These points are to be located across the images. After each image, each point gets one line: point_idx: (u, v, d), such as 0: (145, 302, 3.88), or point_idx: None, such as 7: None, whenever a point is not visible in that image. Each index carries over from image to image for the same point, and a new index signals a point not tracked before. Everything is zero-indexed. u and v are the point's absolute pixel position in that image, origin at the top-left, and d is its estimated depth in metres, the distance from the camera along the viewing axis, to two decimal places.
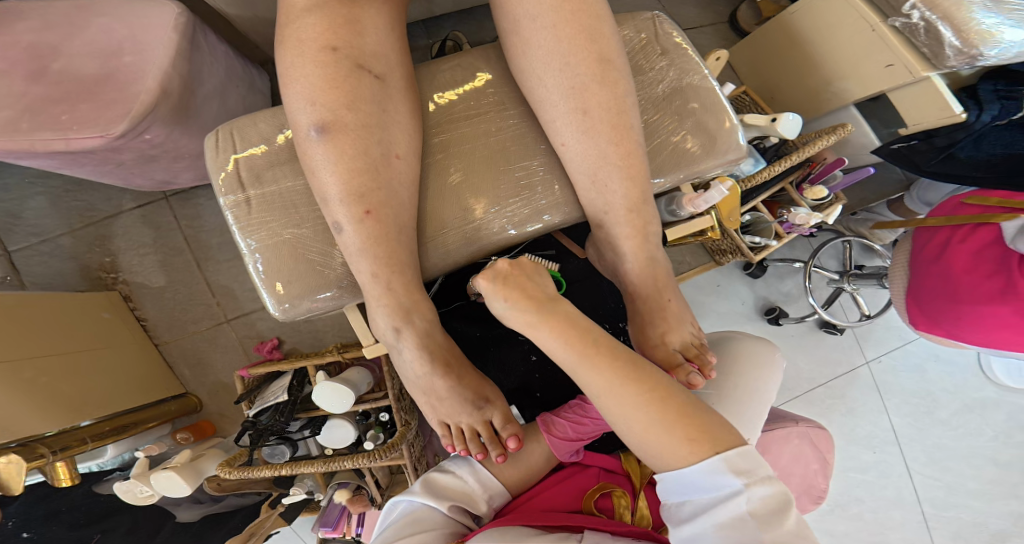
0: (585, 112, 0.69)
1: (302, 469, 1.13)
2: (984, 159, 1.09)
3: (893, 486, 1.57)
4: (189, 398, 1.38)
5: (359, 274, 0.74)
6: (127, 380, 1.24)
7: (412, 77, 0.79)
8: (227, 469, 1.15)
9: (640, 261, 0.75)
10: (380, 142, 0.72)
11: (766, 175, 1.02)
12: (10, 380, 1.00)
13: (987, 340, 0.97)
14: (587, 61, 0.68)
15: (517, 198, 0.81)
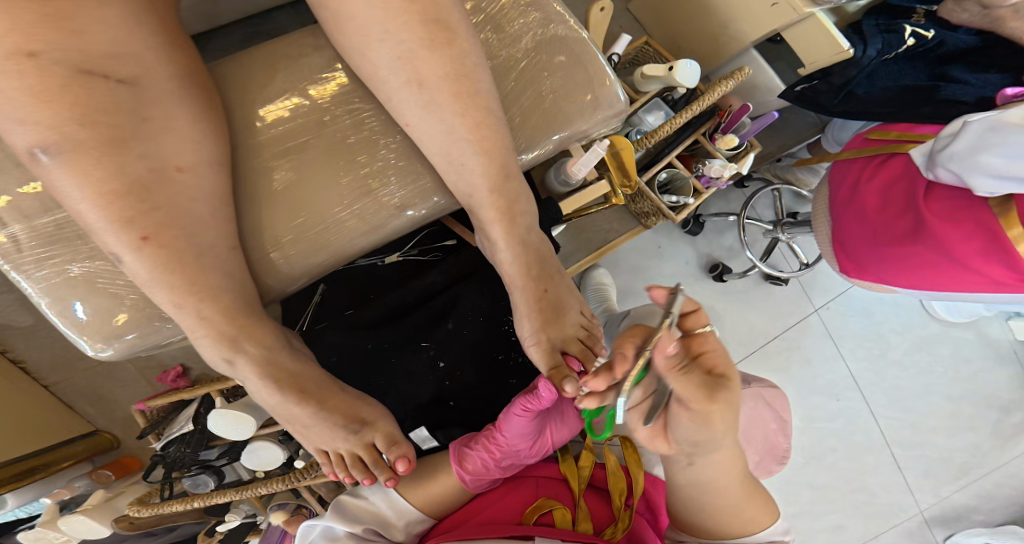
0: (420, 83, 0.61)
1: (212, 501, 1.04)
2: (880, 94, 1.06)
3: (862, 432, 1.54)
4: (100, 436, 1.31)
5: (160, 305, 0.67)
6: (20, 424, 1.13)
7: (195, 79, 0.68)
8: (138, 507, 1.08)
9: (516, 246, 0.71)
10: (143, 155, 0.62)
11: (669, 129, 0.92)
12: None
13: (911, 281, 0.93)
14: (411, 24, 0.59)
15: (367, 195, 0.74)
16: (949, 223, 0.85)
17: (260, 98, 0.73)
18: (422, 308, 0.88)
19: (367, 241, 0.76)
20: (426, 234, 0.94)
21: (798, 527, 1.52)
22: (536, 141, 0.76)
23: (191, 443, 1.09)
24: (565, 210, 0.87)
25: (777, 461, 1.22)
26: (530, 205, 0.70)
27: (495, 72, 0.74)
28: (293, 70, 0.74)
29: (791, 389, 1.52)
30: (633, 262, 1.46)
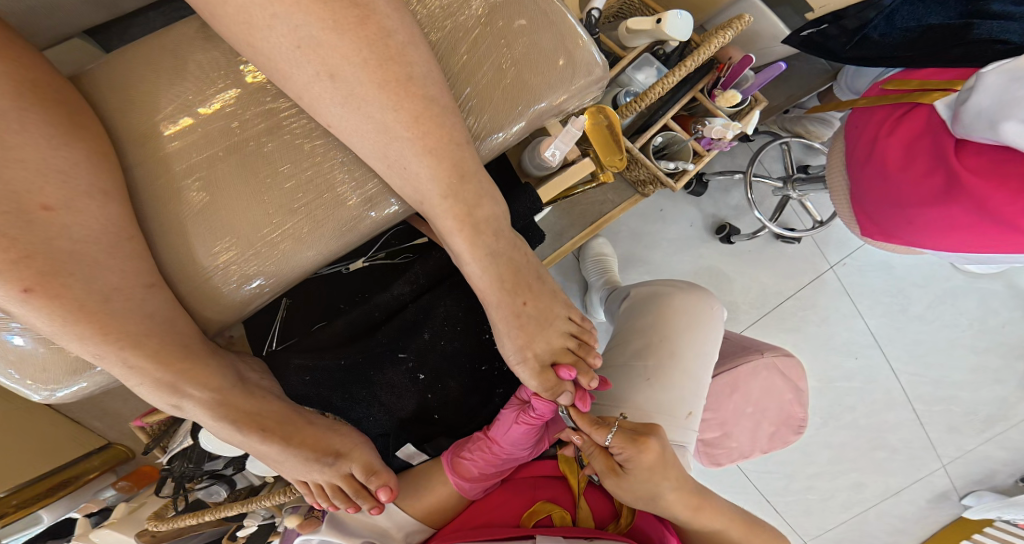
0: (335, 75, 0.49)
1: (223, 515, 0.89)
2: (899, 38, 0.90)
3: (882, 389, 1.46)
4: (114, 448, 1.24)
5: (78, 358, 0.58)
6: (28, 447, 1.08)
7: (69, 101, 0.57)
8: (153, 523, 0.95)
9: (484, 254, 0.60)
10: (12, 193, 0.51)
11: (661, 90, 0.78)
12: None
13: (945, 245, 0.81)
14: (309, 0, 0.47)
15: (304, 206, 0.63)
16: (988, 180, 0.72)
17: (162, 116, 0.61)
18: (392, 323, 0.77)
19: (321, 253, 0.64)
20: (392, 234, 0.82)
21: (815, 487, 1.50)
22: (495, 127, 0.63)
23: (193, 459, 0.97)
24: (545, 198, 0.75)
25: (793, 431, 1.14)
26: (495, 205, 0.58)
27: (440, 52, 0.62)
28: (199, 64, 0.62)
29: (805, 350, 1.44)
30: (634, 227, 1.34)
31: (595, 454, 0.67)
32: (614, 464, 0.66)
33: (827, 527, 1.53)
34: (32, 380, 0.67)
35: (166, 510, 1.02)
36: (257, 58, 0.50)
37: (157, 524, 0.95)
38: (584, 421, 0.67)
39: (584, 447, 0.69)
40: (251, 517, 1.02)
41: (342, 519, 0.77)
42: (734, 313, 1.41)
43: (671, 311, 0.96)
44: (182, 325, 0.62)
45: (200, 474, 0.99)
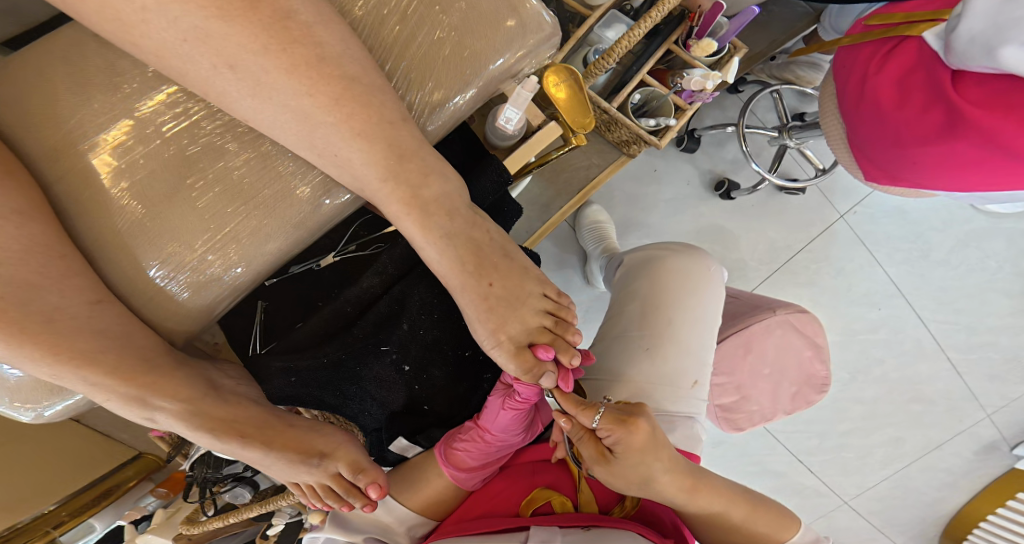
0: (232, 66, 0.48)
1: (245, 517, 0.87)
2: None
3: (911, 338, 1.39)
4: (144, 457, 1.19)
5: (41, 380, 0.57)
6: (60, 465, 1.07)
7: None
8: (185, 527, 0.93)
9: (438, 235, 0.57)
10: None
11: (628, 45, 0.73)
12: None
13: (957, 184, 0.74)
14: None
15: (244, 207, 0.60)
16: (994, 110, 0.66)
17: (81, 129, 0.58)
18: (365, 316, 0.72)
19: (286, 244, 0.62)
20: (360, 224, 0.79)
21: (850, 444, 1.44)
22: (438, 102, 0.59)
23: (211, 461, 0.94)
24: (512, 170, 0.70)
25: (817, 390, 1.11)
26: (439, 183, 0.56)
27: (365, 31, 0.57)
28: (107, 74, 0.59)
29: (824, 304, 1.37)
30: (629, 191, 1.28)
31: (584, 439, 0.63)
32: (603, 448, 0.62)
33: (869, 485, 1.47)
34: (14, 399, 0.67)
35: (199, 514, 0.98)
36: (165, 52, 0.48)
37: (190, 527, 0.92)
38: (568, 403, 0.63)
39: (571, 431, 0.64)
40: (278, 516, 0.98)
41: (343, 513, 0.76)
42: (743, 271, 1.35)
43: (665, 276, 0.91)
44: (139, 339, 0.60)
45: (222, 478, 0.99)
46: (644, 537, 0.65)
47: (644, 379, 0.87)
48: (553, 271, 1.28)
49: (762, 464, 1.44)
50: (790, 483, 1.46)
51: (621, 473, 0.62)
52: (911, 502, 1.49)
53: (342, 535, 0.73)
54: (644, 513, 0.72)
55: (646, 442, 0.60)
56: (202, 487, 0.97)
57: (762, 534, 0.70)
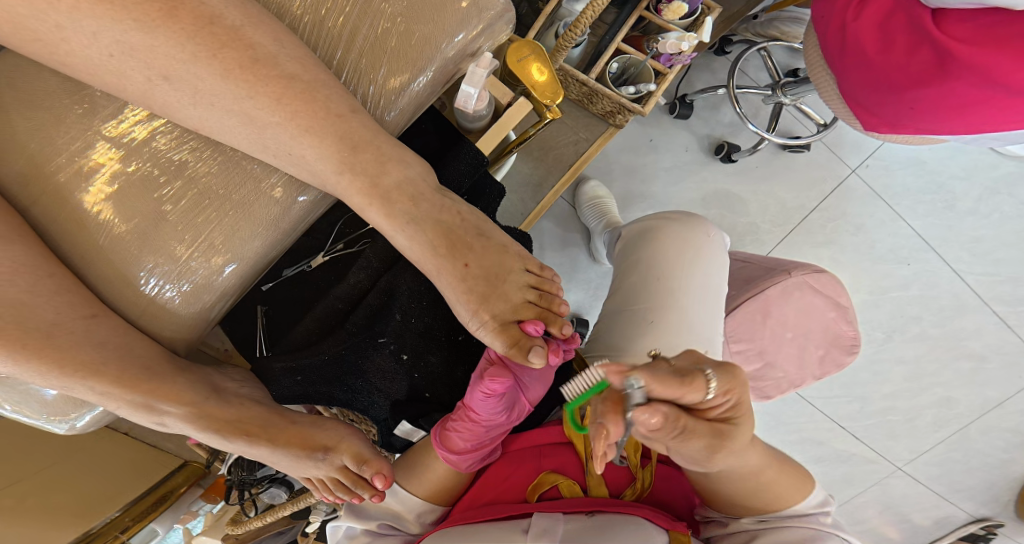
0: (166, 77, 0.51)
1: (280, 515, 0.88)
2: None
3: (947, 292, 1.34)
4: (192, 464, 1.16)
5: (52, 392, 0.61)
6: (115, 473, 1.09)
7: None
8: (231, 528, 0.94)
9: (406, 220, 0.58)
10: None
11: (594, 14, 0.70)
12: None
13: (958, 127, 0.71)
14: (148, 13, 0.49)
15: (219, 216, 0.62)
16: (986, 46, 0.63)
17: (64, 156, 0.61)
18: (357, 310, 0.73)
19: (265, 245, 0.65)
20: (344, 222, 0.80)
21: (896, 407, 1.37)
22: (393, 90, 0.60)
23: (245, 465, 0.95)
24: (487, 150, 0.69)
25: (847, 350, 1.04)
26: (400, 169, 0.57)
27: (310, 30, 0.59)
28: (71, 97, 0.62)
29: (846, 262, 1.32)
30: (626, 163, 1.26)
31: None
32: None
33: (922, 450, 1.39)
34: (49, 412, 0.71)
35: (240, 515, 0.99)
36: (123, 70, 0.51)
37: (235, 527, 0.94)
38: (545, 378, 0.60)
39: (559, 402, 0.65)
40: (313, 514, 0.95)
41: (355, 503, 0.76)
42: (756, 235, 1.30)
43: (664, 246, 0.87)
44: (139, 348, 0.63)
45: (258, 480, 0.97)
46: (650, 521, 0.63)
47: (653, 352, 0.82)
48: (557, 250, 1.26)
49: (801, 433, 1.38)
50: (835, 452, 1.39)
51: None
52: (976, 466, 1.39)
53: (358, 523, 0.72)
54: (657, 493, 0.71)
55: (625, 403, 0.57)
56: (240, 490, 0.95)
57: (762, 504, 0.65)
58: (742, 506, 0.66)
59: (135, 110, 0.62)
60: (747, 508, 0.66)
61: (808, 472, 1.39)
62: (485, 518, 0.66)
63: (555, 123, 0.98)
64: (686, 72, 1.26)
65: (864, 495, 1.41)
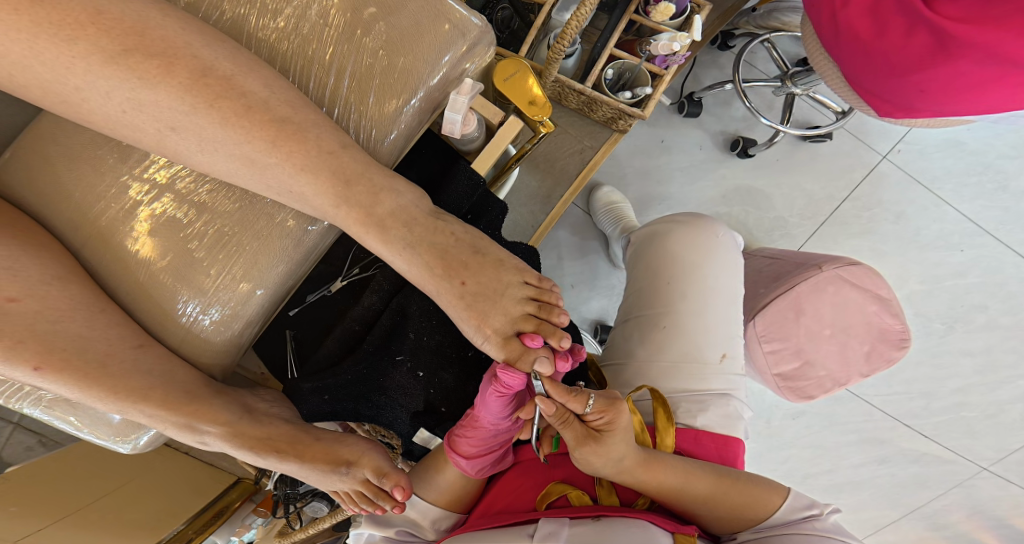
0: (177, 128, 0.57)
1: (321, 527, 0.92)
2: None
3: (1014, 277, 1.26)
4: (244, 482, 1.28)
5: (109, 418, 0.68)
6: (177, 490, 1.19)
7: (49, 220, 0.69)
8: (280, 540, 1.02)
9: (403, 245, 0.63)
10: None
11: (579, 22, 0.73)
12: (82, 522, 0.98)
13: (973, 104, 0.68)
14: (160, 76, 0.56)
15: (239, 249, 0.69)
16: (982, 24, 0.60)
17: (108, 206, 0.69)
18: (373, 331, 0.79)
19: (283, 273, 0.70)
20: (358, 247, 0.85)
21: (970, 402, 1.30)
22: (384, 123, 0.65)
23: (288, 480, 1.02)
24: (482, 170, 0.73)
25: (897, 347, 1.00)
26: (395, 198, 0.62)
27: (301, 75, 0.65)
28: (110, 151, 0.70)
29: (890, 253, 1.26)
30: (639, 166, 1.26)
31: (568, 423, 0.63)
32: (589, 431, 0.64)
33: (1011, 448, 1.31)
34: (115, 434, 0.79)
35: (287, 528, 1.06)
36: (136, 123, 0.58)
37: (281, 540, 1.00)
38: (557, 391, 0.62)
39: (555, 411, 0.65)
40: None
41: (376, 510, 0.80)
42: (785, 229, 1.26)
43: (676, 250, 0.87)
44: (180, 374, 0.70)
45: (302, 494, 1.03)
46: (655, 526, 0.65)
47: (666, 357, 0.83)
48: (576, 259, 1.28)
49: (862, 433, 1.31)
50: (901, 452, 1.32)
51: (605, 454, 0.63)
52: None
53: (377, 531, 0.77)
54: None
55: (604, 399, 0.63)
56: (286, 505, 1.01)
57: (749, 505, 0.69)
58: (738, 519, 0.69)
59: (158, 157, 0.69)
60: (739, 511, 0.69)
61: (872, 474, 1.33)
62: (497, 526, 0.69)
63: (559, 136, 1.01)
64: (691, 70, 1.27)
65: (945, 497, 1.33)
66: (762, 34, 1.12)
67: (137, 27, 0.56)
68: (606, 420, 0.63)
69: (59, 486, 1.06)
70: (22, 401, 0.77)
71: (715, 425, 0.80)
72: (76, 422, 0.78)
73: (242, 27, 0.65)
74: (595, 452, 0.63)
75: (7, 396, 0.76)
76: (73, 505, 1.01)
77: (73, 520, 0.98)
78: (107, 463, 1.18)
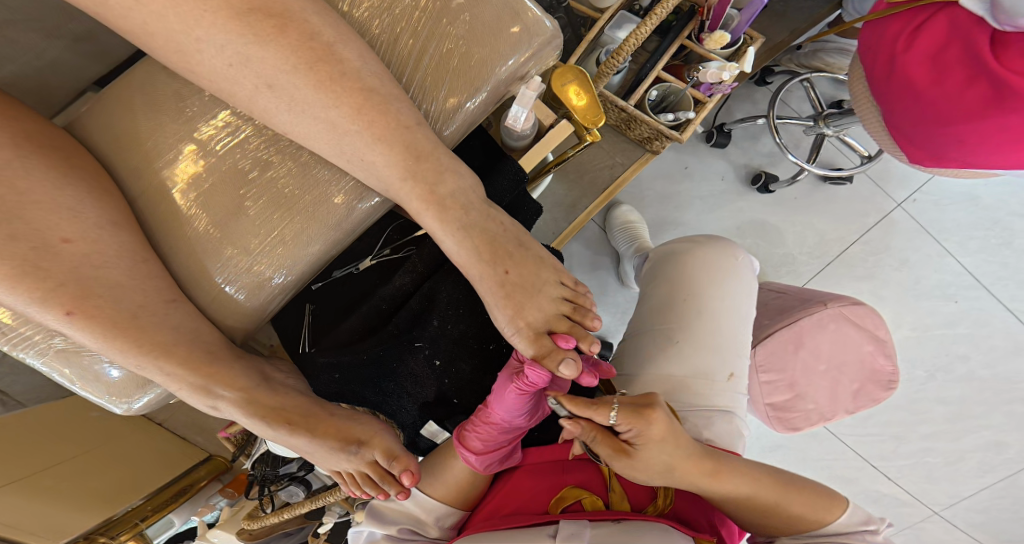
0: (270, 86, 0.58)
1: (297, 512, 0.87)
2: None
3: (1000, 331, 1.32)
4: (216, 459, 1.25)
5: (130, 369, 0.66)
6: (146, 463, 1.16)
7: (97, 161, 0.68)
8: (247, 523, 0.94)
9: (459, 229, 0.64)
10: (40, 230, 0.60)
11: (636, 41, 0.76)
12: (30, 491, 0.94)
13: (1012, 160, 0.73)
14: (258, 31, 0.56)
15: (281, 214, 0.68)
16: None
17: (167, 158, 0.68)
18: (400, 314, 0.78)
19: (326, 245, 0.70)
20: (393, 229, 0.86)
21: (937, 448, 1.35)
22: (452, 109, 0.67)
23: (268, 461, 1.00)
24: (526, 169, 0.74)
25: (883, 388, 1.04)
26: (457, 181, 0.64)
27: (385, 52, 0.66)
28: (176, 102, 0.69)
29: (888, 298, 1.32)
30: (660, 190, 1.31)
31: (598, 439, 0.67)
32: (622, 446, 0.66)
33: (964, 495, 1.36)
34: (112, 393, 0.75)
35: (257, 511, 0.99)
36: (234, 77, 0.58)
37: (250, 522, 0.94)
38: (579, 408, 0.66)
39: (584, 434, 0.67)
40: (329, 515, 0.97)
41: (378, 508, 0.79)
42: (792, 266, 1.32)
43: (694, 269, 0.88)
44: (207, 333, 0.68)
45: (280, 477, 1.01)
46: (675, 530, 0.66)
47: (676, 372, 0.84)
48: (586, 271, 1.30)
49: (831, 469, 1.36)
50: (864, 492, 1.36)
51: (643, 467, 0.65)
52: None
53: (379, 528, 0.76)
54: (679, 509, 0.74)
55: (664, 432, 0.64)
56: (261, 485, 1.00)
57: (801, 516, 0.71)
58: (776, 515, 0.71)
59: (229, 115, 0.69)
60: (789, 522, 0.72)
61: None
62: (507, 527, 0.69)
63: (593, 148, 1.05)
64: (725, 101, 1.34)
65: (897, 537, 1.38)
66: (802, 73, 1.19)
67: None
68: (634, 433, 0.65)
69: (29, 444, 1.01)
70: (26, 348, 0.73)
71: (719, 444, 0.81)
72: (73, 377, 0.74)
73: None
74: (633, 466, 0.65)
75: (13, 343, 0.72)
76: (29, 467, 0.97)
77: (22, 490, 0.93)
78: (88, 424, 1.15)
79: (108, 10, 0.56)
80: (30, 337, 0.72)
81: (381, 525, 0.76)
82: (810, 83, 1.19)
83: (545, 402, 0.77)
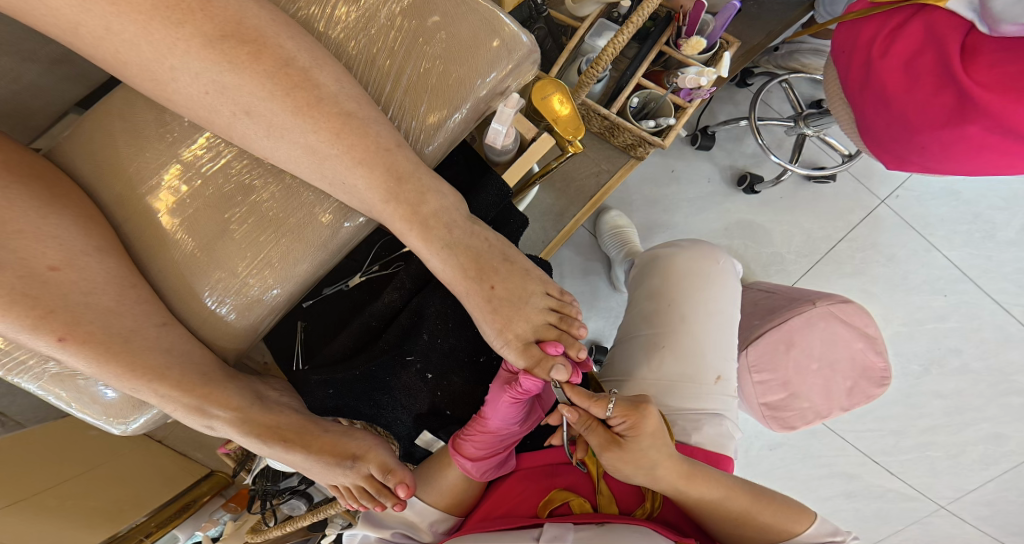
0: (251, 112, 0.59)
1: (299, 525, 0.87)
2: None
3: (990, 323, 1.33)
4: (216, 475, 1.25)
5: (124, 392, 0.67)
6: (148, 479, 1.16)
7: (86, 188, 0.69)
8: (251, 537, 0.94)
9: (444, 247, 0.65)
10: (29, 261, 0.61)
11: (615, 50, 0.77)
12: (36, 508, 0.95)
13: (968, 167, 0.76)
14: (236, 60, 0.58)
15: (269, 234, 0.70)
16: (1004, 97, 0.68)
17: (156, 184, 0.69)
18: (390, 329, 0.79)
19: (314, 265, 0.71)
20: (381, 246, 0.88)
21: (936, 442, 1.35)
22: (432, 127, 0.68)
23: (268, 474, 0.99)
24: (510, 183, 0.76)
25: (877, 384, 1.05)
26: (440, 198, 0.65)
27: (362, 73, 0.67)
28: (160, 127, 0.70)
29: (881, 294, 1.33)
30: (647, 194, 1.33)
31: (592, 428, 0.67)
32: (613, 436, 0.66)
33: (967, 488, 1.36)
34: (109, 414, 0.75)
35: (260, 525, 0.99)
36: (214, 105, 0.60)
37: (253, 536, 0.94)
38: (578, 396, 0.66)
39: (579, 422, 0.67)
40: (331, 526, 0.99)
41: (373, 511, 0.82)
42: (782, 265, 1.33)
43: (679, 276, 0.89)
44: (198, 355, 0.69)
45: (280, 491, 0.99)
46: (659, 534, 0.67)
47: (665, 377, 0.85)
48: (577, 277, 1.31)
49: (833, 467, 1.36)
50: (866, 488, 1.37)
51: (633, 460, 0.66)
52: None
53: (373, 531, 0.78)
54: (664, 514, 0.76)
55: (657, 426, 0.65)
56: (262, 500, 0.98)
57: (772, 528, 0.72)
58: (755, 511, 0.72)
59: (211, 139, 0.70)
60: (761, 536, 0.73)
61: (838, 507, 1.37)
62: (497, 533, 0.71)
63: (579, 157, 1.06)
64: (708, 104, 1.36)
65: (903, 533, 1.38)
66: (782, 74, 1.20)
67: (234, 14, 0.58)
68: (627, 424, 0.65)
69: (28, 465, 1.02)
70: (21, 374, 0.73)
71: (708, 447, 0.81)
72: (66, 400, 0.74)
73: (310, 20, 0.67)
74: (621, 458, 0.66)
75: (7, 368, 0.72)
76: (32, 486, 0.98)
77: (30, 509, 0.94)
78: (85, 443, 1.15)
79: (89, 42, 0.57)
80: (23, 362, 0.73)
81: (375, 528, 0.78)
82: (790, 84, 1.20)
83: (537, 409, 0.79)
